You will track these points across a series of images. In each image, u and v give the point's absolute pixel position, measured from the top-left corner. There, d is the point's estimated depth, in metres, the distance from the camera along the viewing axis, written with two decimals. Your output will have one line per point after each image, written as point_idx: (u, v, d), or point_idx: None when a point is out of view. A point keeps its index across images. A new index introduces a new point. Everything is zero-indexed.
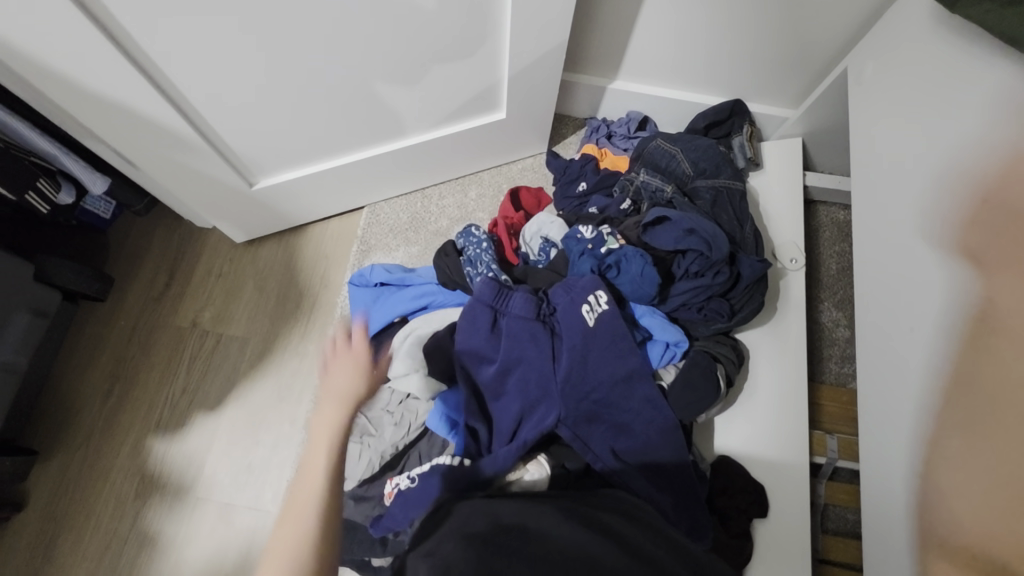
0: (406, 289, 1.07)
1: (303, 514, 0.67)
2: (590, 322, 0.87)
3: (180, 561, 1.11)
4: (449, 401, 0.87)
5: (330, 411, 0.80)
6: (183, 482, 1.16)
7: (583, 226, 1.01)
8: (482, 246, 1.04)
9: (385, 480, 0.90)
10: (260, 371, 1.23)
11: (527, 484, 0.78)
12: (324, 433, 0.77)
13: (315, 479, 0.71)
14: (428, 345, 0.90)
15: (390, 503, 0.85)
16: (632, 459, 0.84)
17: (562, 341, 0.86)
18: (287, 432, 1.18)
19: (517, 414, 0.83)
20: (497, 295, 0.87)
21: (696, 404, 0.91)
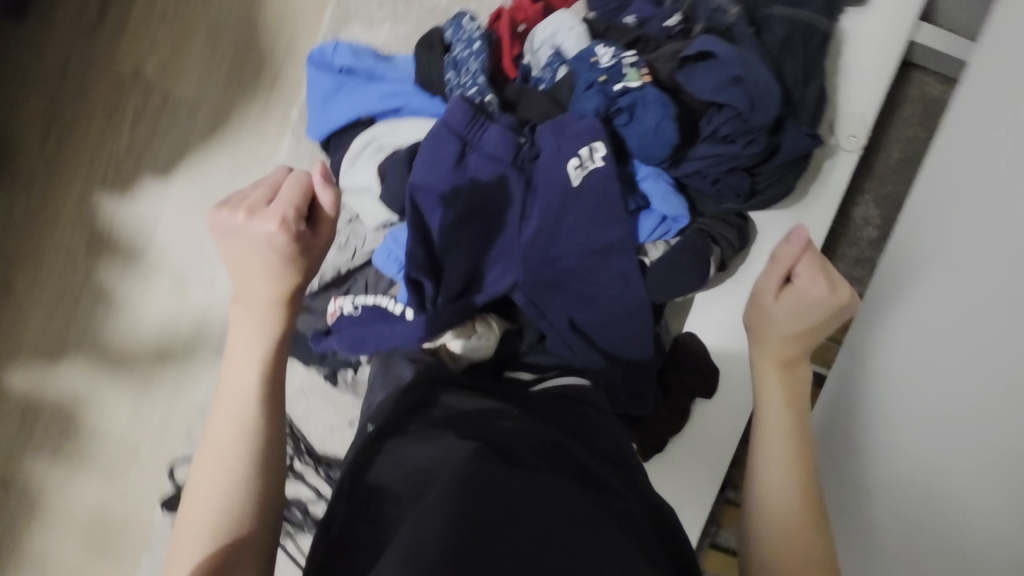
0: (375, 83, 0.87)
1: (229, 456, 0.55)
2: (576, 181, 0.73)
3: (136, 320, 1.13)
4: (399, 239, 0.76)
5: (254, 308, 0.58)
6: (135, 246, 1.11)
7: (601, 47, 0.79)
8: (472, 49, 0.83)
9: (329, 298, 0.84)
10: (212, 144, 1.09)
11: (470, 349, 0.73)
12: (245, 335, 0.58)
13: (238, 405, 0.56)
14: (384, 168, 0.76)
15: (332, 325, 0.79)
16: (590, 332, 0.78)
17: (536, 198, 0.73)
18: None
19: (467, 272, 0.72)
20: (468, 126, 0.72)
21: (678, 288, 0.80)
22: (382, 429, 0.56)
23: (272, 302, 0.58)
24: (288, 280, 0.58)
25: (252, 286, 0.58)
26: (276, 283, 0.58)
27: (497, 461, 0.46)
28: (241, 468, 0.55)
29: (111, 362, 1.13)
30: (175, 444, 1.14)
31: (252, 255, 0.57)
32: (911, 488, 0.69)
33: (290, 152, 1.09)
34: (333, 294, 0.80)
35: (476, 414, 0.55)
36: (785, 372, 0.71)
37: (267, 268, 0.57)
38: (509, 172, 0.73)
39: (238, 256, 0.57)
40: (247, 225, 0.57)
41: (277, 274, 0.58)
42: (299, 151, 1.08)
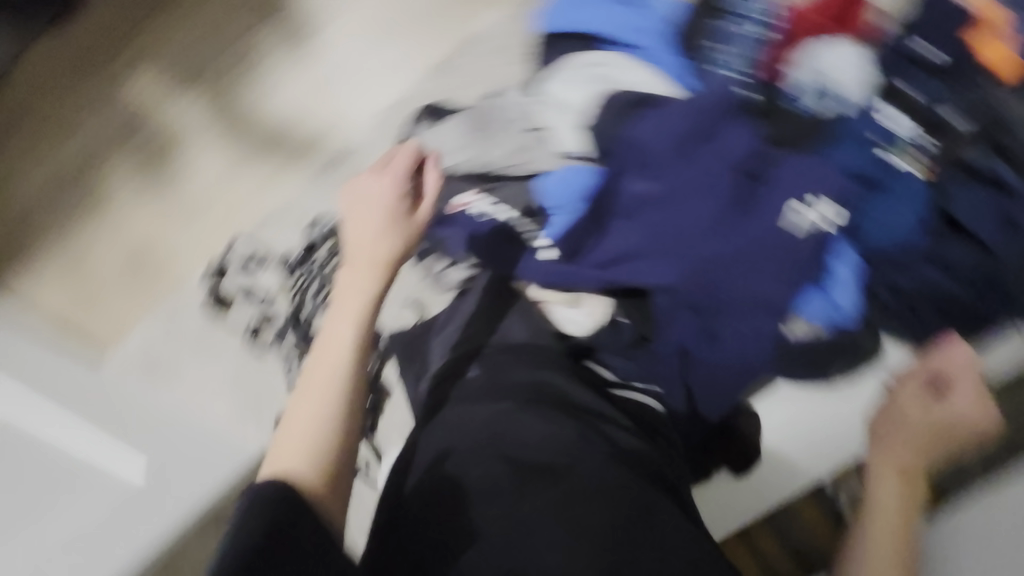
0: (634, 10, 0.82)
1: (324, 402, 0.55)
2: (792, 230, 0.65)
3: (266, 94, 1.13)
4: (568, 181, 0.72)
5: (361, 266, 0.63)
6: (300, 27, 1.12)
7: (887, 109, 0.73)
8: (755, 33, 0.78)
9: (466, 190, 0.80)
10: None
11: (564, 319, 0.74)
12: (353, 285, 0.62)
13: (340, 338, 0.58)
14: (604, 101, 0.74)
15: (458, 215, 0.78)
16: (694, 368, 0.71)
17: (745, 222, 0.66)
18: (413, 59, 1.06)
19: (632, 248, 0.67)
20: (721, 120, 0.68)
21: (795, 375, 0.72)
22: (490, 382, 0.63)
23: (379, 258, 0.63)
24: (392, 242, 0.64)
25: (367, 244, 0.63)
26: (386, 240, 0.64)
27: (618, 464, 0.54)
28: (343, 384, 0.56)
29: (225, 118, 1.14)
30: (239, 222, 1.13)
31: (370, 219, 0.65)
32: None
33: (493, 26, 1.02)
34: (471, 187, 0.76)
35: (587, 405, 0.61)
36: (903, 483, 0.66)
37: (382, 228, 0.64)
38: (732, 176, 0.66)
39: (360, 219, 0.65)
40: (376, 191, 0.66)
41: (390, 232, 0.64)
42: (503, 31, 1.01)
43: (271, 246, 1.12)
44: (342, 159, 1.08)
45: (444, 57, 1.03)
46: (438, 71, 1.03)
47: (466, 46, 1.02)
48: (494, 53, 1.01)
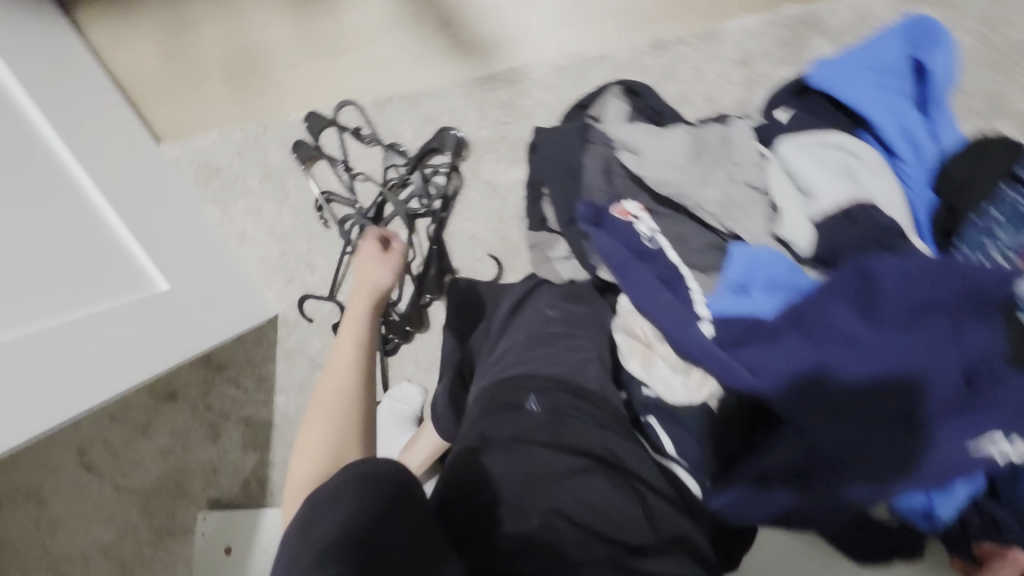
0: (918, 115, 0.69)
1: (339, 401, 0.72)
2: (970, 454, 0.54)
3: None
4: (774, 266, 0.64)
5: (361, 296, 0.87)
6: None
7: None
8: None
9: (640, 199, 0.74)
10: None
11: (665, 385, 0.71)
12: (357, 312, 0.85)
13: (352, 344, 0.80)
14: (853, 206, 0.61)
15: (618, 218, 0.72)
16: (753, 499, 0.62)
17: (932, 422, 0.53)
18: (634, 17, 0.89)
19: (792, 375, 0.55)
20: (970, 318, 0.53)
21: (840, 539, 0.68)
22: (561, 415, 0.64)
23: (367, 285, 0.88)
24: (382, 275, 0.89)
25: (372, 273, 0.88)
26: (378, 274, 0.88)
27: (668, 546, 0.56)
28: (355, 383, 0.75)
29: None
30: (364, 89, 1.00)
31: (366, 271, 0.90)
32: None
33: (741, 30, 0.87)
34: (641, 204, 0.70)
35: (646, 479, 0.61)
36: None
37: (365, 278, 0.89)
38: (954, 373, 0.52)
39: (364, 271, 0.90)
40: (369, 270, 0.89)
41: (371, 271, 0.89)
42: (746, 42, 0.87)
43: (388, 132, 1.00)
44: (504, 85, 0.95)
45: (670, 35, 0.89)
46: (655, 48, 0.89)
47: (700, 37, 0.88)
48: (725, 62, 0.88)
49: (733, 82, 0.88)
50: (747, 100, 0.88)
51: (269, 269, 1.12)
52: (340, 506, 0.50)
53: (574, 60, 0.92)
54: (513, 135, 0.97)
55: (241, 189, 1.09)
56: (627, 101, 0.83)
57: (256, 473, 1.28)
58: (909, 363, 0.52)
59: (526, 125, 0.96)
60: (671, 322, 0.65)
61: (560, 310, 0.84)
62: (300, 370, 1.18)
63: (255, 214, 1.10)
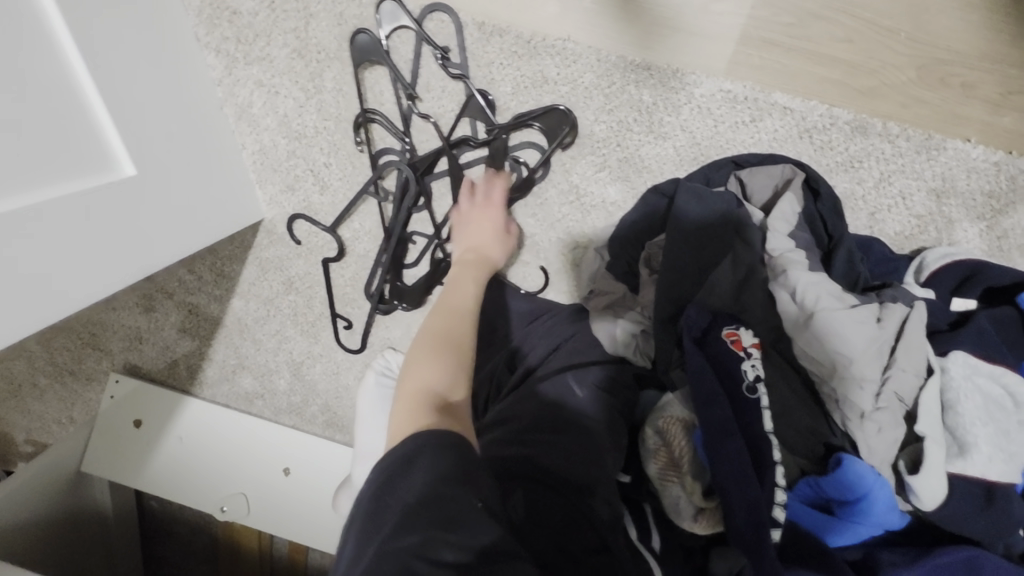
0: None
1: (430, 368, 0.62)
2: None
3: None
4: (878, 499, 0.54)
5: (472, 261, 0.76)
6: None
7: None
8: None
9: (750, 337, 0.61)
10: (979, 10, 0.65)
11: (672, 504, 0.60)
12: (463, 275, 0.75)
13: (460, 308, 0.71)
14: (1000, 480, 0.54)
15: (726, 345, 0.60)
16: None
17: None
18: (843, 76, 0.69)
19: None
20: None
21: None
22: (572, 454, 0.59)
23: (477, 250, 0.77)
24: (495, 250, 0.78)
25: (483, 241, 0.77)
26: (494, 245, 0.78)
27: None
28: (452, 352, 0.65)
29: None
30: (472, 1, 0.74)
31: (475, 231, 0.77)
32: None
33: (951, 154, 0.69)
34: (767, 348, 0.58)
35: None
36: None
37: (474, 248, 0.77)
38: None
39: (470, 229, 0.77)
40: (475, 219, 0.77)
41: (479, 233, 0.77)
42: (947, 171, 0.70)
43: (480, 72, 0.76)
44: (646, 83, 0.73)
45: (872, 120, 0.70)
46: (846, 128, 0.71)
47: (904, 140, 0.70)
48: (913, 183, 0.71)
49: (910, 209, 0.71)
50: (911, 235, 0.72)
51: (269, 164, 0.89)
52: (418, 464, 0.49)
53: (745, 95, 0.71)
54: (629, 146, 0.76)
55: (258, 53, 0.82)
56: (802, 202, 0.65)
57: (187, 358, 1.13)
58: None
59: (651, 145, 0.75)
60: (744, 500, 0.53)
61: (587, 393, 0.67)
62: (269, 282, 1.00)
63: (269, 92, 0.84)
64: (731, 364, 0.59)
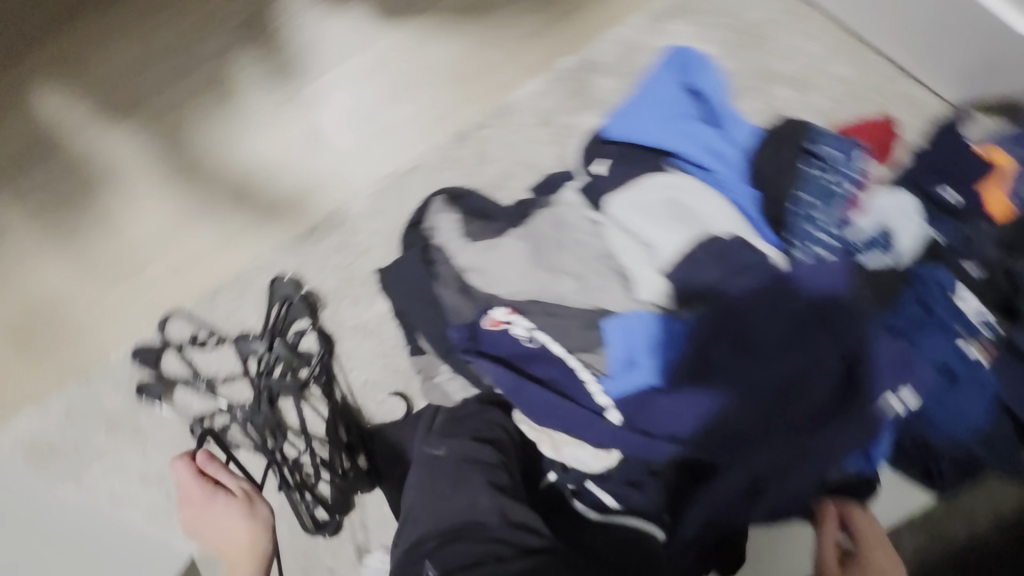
0: (710, 131, 0.74)
1: (240, 550, 0.84)
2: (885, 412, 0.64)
3: (242, 136, 0.88)
4: (644, 330, 0.65)
5: (192, 530, 0.88)
6: (292, 62, 0.87)
7: (972, 276, 0.69)
8: (837, 188, 0.71)
9: (503, 310, 0.71)
10: (461, 29, 0.87)
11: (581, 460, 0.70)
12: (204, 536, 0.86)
13: (229, 544, 0.84)
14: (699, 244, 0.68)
15: (494, 330, 0.71)
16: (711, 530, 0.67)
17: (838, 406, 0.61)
18: (431, 120, 0.88)
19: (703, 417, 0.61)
20: (831, 313, 0.61)
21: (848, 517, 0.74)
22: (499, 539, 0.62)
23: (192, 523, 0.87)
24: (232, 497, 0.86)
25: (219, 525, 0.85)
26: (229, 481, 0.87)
27: None
28: (254, 543, 0.84)
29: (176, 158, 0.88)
30: (188, 289, 0.89)
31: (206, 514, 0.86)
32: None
33: (530, 97, 0.88)
34: (512, 307, 0.69)
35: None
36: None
37: (203, 519, 0.86)
38: (837, 366, 0.60)
39: (221, 502, 0.85)
40: (199, 512, 0.85)
41: (219, 501, 0.85)
42: (541, 104, 0.88)
43: (230, 321, 0.90)
44: (335, 226, 0.90)
45: (470, 125, 0.88)
46: (462, 141, 0.88)
47: (499, 116, 0.88)
48: (528, 127, 0.88)
49: (543, 138, 0.88)
50: (562, 150, 0.88)
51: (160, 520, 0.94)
52: None
53: (394, 178, 0.89)
54: (362, 272, 0.90)
55: (85, 453, 0.89)
56: (457, 211, 0.82)
57: None
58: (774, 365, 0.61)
59: (372, 259, 0.90)
60: (591, 427, 0.65)
61: (444, 446, 0.72)
62: None
63: (113, 474, 0.89)
64: (506, 339, 0.70)
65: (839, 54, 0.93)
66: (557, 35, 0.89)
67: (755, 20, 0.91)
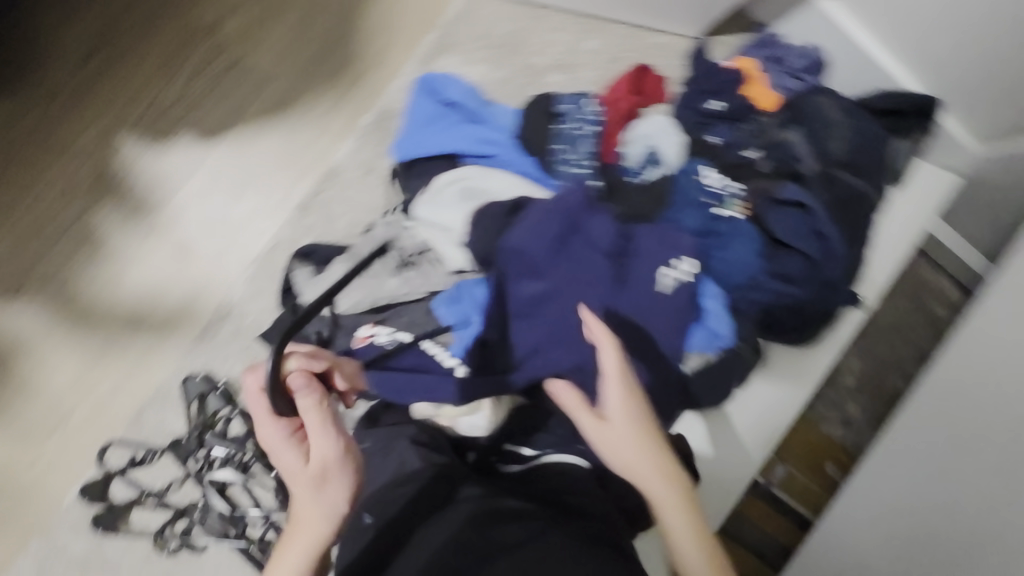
0: (477, 126, 0.87)
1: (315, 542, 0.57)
2: (664, 288, 0.72)
3: (123, 275, 1.01)
4: (469, 296, 0.76)
5: (305, 481, 0.59)
6: (146, 201, 1.01)
7: (710, 171, 0.83)
8: (585, 129, 0.85)
9: (365, 325, 0.80)
10: (274, 125, 1.04)
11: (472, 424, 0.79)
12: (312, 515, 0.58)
13: (321, 519, 0.58)
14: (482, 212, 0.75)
15: (361, 345, 0.78)
16: None
17: (621, 295, 0.72)
18: (275, 204, 1.03)
19: (533, 345, 0.72)
20: (584, 222, 0.73)
21: (721, 394, 0.82)
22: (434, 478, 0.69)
23: (317, 466, 0.60)
24: (331, 444, 0.60)
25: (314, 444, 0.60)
26: (329, 441, 0.60)
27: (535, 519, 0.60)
28: (321, 532, 0.58)
29: (72, 315, 1.00)
30: (115, 419, 0.99)
31: (316, 463, 0.60)
32: (847, 538, 0.81)
33: (348, 155, 1.04)
34: (369, 319, 0.78)
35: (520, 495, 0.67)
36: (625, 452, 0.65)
37: (328, 472, 0.60)
38: (602, 263, 0.71)
39: (317, 438, 0.60)
40: (266, 441, 0.61)
41: (317, 435, 0.60)
42: (358, 157, 1.04)
43: (159, 432, 0.99)
44: (227, 317, 1.02)
45: (307, 195, 1.03)
46: (306, 209, 1.03)
47: (328, 179, 1.03)
48: (355, 178, 1.04)
49: (370, 181, 1.04)
50: (389, 185, 1.03)
51: None
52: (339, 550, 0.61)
53: (261, 258, 1.02)
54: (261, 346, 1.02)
55: None
56: (311, 263, 0.91)
57: None
58: (558, 283, 0.72)
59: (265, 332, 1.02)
60: (453, 390, 0.72)
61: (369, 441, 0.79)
62: None
63: None
64: (371, 348, 0.77)
65: (584, 32, 1.11)
66: (354, 99, 1.06)
67: (506, 31, 1.09)
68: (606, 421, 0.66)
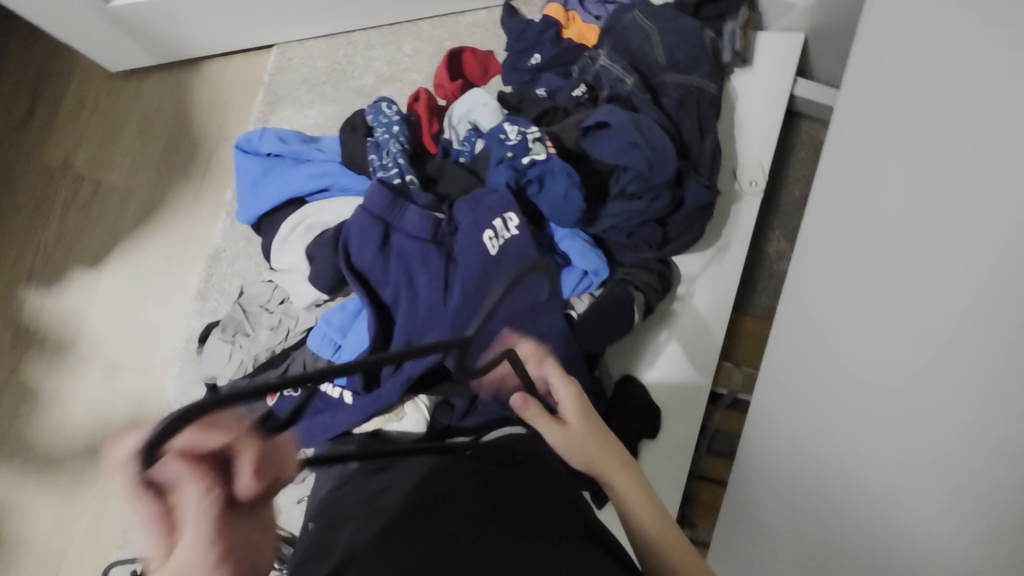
0: (303, 165, 0.90)
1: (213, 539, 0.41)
2: (493, 251, 0.76)
3: (65, 414, 1.07)
4: (332, 321, 0.79)
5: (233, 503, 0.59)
6: (63, 340, 1.09)
7: (510, 124, 0.86)
8: (392, 131, 0.88)
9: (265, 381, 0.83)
10: (151, 231, 1.11)
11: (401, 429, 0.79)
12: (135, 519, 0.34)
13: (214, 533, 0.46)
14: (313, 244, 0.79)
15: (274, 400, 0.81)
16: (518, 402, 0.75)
17: (457, 268, 0.76)
18: (176, 302, 1.09)
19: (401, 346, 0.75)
20: (398, 219, 0.77)
21: (611, 329, 0.84)
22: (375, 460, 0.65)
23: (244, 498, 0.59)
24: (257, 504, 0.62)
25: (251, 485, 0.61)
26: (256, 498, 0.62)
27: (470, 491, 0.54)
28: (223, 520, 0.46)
29: (33, 467, 1.06)
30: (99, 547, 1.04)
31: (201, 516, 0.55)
32: (825, 449, 0.71)
33: (224, 234, 1.09)
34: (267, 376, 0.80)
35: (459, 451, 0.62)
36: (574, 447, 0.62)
37: None
38: (429, 248, 0.76)
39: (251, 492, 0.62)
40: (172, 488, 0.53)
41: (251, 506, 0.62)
42: (233, 232, 1.09)
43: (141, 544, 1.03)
44: None
45: (200, 282, 1.09)
46: (204, 295, 1.08)
47: (213, 262, 1.08)
48: (237, 252, 1.09)
49: (252, 249, 1.08)
50: None
51: None
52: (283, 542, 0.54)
53: (181, 354, 1.08)
54: None
55: None
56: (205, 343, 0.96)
57: None
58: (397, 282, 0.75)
59: None
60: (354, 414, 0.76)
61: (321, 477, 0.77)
62: None
63: None
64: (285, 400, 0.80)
65: (397, 40, 1.15)
66: (212, 181, 1.12)
67: (326, 67, 1.14)
68: (566, 425, 0.62)
